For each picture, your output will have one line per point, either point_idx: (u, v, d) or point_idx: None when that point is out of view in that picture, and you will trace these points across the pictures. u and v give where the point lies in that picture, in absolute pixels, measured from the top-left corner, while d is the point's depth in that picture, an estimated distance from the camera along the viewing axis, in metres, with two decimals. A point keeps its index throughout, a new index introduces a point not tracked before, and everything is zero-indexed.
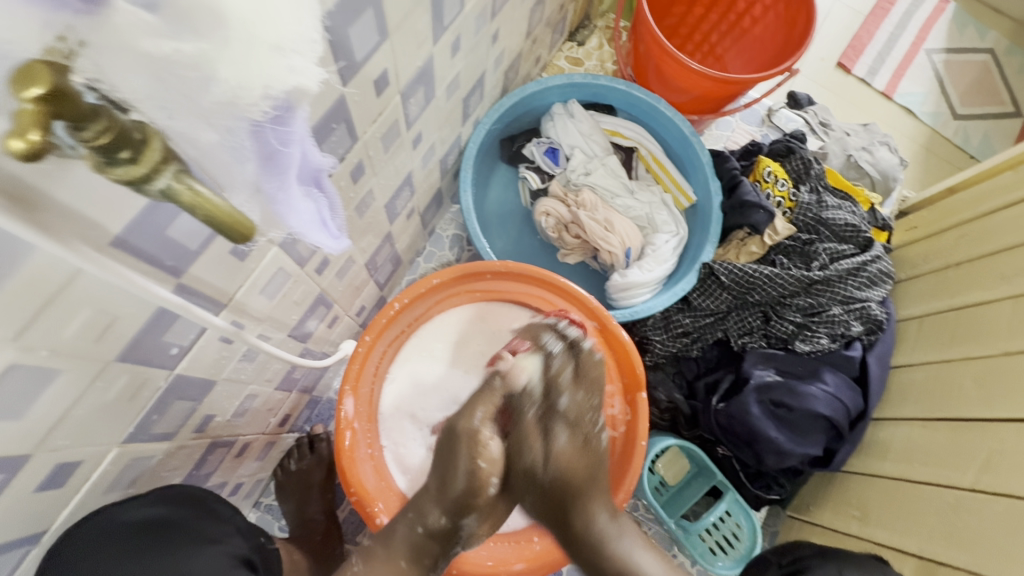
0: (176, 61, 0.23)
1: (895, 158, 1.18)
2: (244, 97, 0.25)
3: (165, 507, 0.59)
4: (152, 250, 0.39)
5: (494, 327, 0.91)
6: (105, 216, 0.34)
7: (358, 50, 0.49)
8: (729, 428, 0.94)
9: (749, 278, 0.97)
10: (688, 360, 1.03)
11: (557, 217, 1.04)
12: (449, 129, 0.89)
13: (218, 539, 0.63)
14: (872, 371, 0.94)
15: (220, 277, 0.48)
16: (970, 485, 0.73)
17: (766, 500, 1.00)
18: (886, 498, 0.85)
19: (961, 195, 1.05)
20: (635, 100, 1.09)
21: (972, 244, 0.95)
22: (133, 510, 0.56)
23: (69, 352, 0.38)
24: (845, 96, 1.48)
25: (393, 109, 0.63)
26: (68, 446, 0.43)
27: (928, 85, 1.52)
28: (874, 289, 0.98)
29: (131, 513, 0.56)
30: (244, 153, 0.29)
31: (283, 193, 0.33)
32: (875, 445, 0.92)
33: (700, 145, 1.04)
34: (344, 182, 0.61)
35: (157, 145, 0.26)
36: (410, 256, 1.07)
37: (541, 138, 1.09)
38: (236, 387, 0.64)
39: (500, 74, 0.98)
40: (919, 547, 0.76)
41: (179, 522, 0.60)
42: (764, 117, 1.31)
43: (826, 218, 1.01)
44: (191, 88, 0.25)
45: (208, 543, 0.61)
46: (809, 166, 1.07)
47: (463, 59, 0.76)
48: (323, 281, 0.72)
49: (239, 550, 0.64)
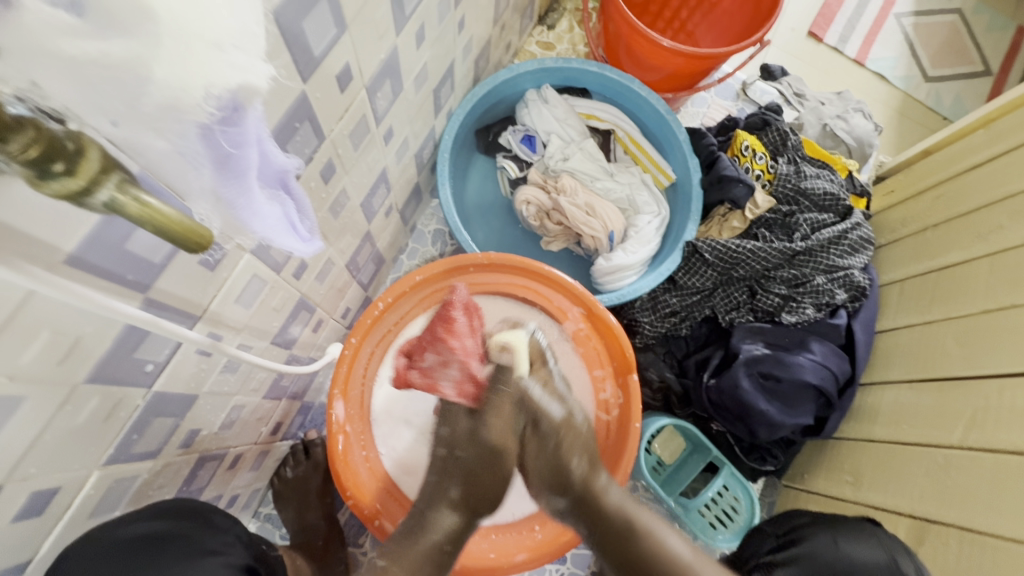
0: (101, 63, 0.22)
1: (870, 124, 1.18)
2: (185, 99, 0.24)
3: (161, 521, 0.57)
4: (111, 266, 0.37)
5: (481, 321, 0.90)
6: (55, 233, 0.32)
7: (316, 46, 0.47)
8: (721, 404, 0.94)
9: (733, 253, 0.97)
10: (677, 339, 1.03)
11: (537, 205, 1.03)
12: (421, 122, 0.87)
13: (216, 550, 0.60)
14: (858, 337, 0.95)
15: (189, 289, 0.47)
16: (958, 443, 0.75)
17: (762, 472, 1.01)
18: (878, 461, 0.86)
19: (935, 157, 1.06)
20: (608, 82, 1.07)
21: (948, 204, 0.96)
22: (128, 527, 0.54)
23: (32, 377, 0.36)
24: (818, 66, 1.48)
25: (360, 105, 0.62)
26: (41, 472, 0.42)
27: (899, 49, 1.52)
28: (856, 256, 0.99)
29: (126, 528, 0.54)
30: (194, 158, 0.28)
31: (243, 198, 0.32)
32: (865, 410, 0.93)
33: (676, 123, 1.04)
34: (314, 184, 0.59)
35: (94, 155, 0.25)
36: (393, 254, 1.06)
37: (516, 126, 1.08)
38: (220, 400, 0.63)
39: (470, 63, 0.97)
40: (910, 507, 0.78)
41: (178, 535, 0.58)
42: (739, 92, 1.30)
43: (806, 189, 1.01)
44: (128, 94, 0.24)
45: (205, 555, 0.59)
46: (786, 137, 1.07)
47: (429, 48, 0.74)
48: (303, 285, 0.71)
49: (238, 560, 0.62)
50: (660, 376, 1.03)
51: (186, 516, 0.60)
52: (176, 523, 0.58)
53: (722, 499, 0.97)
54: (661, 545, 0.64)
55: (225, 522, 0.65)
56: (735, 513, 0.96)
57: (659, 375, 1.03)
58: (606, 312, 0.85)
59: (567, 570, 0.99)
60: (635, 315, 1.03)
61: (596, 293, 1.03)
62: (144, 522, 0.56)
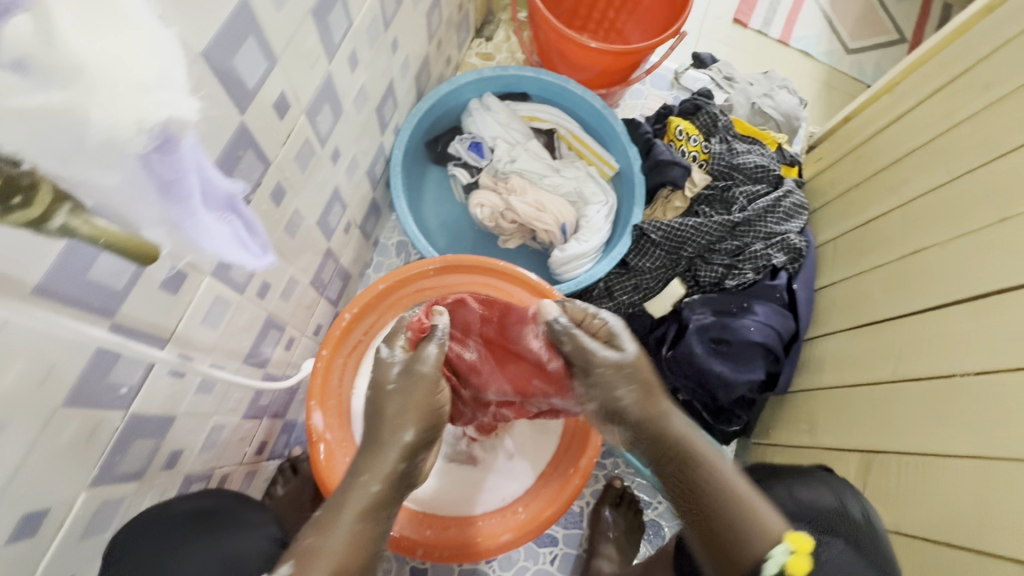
0: (47, 112, 0.26)
1: (794, 99, 1.27)
2: (120, 135, 0.28)
3: (200, 500, 0.67)
4: (77, 295, 0.41)
5: None
6: (22, 268, 0.36)
7: (248, 79, 0.52)
8: (681, 372, 1.00)
9: (677, 231, 1.03)
10: (639, 318, 1.08)
11: (491, 207, 1.07)
12: (368, 140, 0.92)
13: (258, 522, 0.71)
14: (798, 295, 1.01)
15: (154, 312, 0.50)
16: (890, 378, 0.81)
17: (732, 434, 1.07)
18: (827, 407, 0.92)
19: (853, 122, 1.14)
20: (545, 84, 1.14)
21: (864, 163, 1.04)
22: (189, 502, 0.66)
23: (13, 401, 0.39)
24: (745, 50, 1.57)
25: (302, 128, 0.66)
26: (30, 495, 0.44)
27: (819, 26, 1.62)
28: (792, 221, 1.06)
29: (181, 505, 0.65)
30: (142, 187, 0.33)
31: (191, 218, 0.38)
32: (813, 360, 0.99)
33: (612, 116, 1.10)
34: (266, 206, 0.64)
35: (46, 186, 0.29)
36: (359, 268, 1.09)
37: (463, 134, 1.14)
38: (199, 421, 0.66)
39: (411, 80, 1.02)
40: (856, 443, 0.84)
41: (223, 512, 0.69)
42: (673, 81, 1.38)
43: (738, 164, 1.08)
44: (72, 135, 0.27)
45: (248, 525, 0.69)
46: (716, 119, 1.14)
47: (365, 70, 0.79)
48: (269, 304, 0.75)
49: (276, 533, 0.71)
50: None
51: (230, 496, 0.71)
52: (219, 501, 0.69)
53: None
54: (752, 512, 0.61)
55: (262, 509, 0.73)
56: None
57: None
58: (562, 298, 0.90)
59: (560, 552, 1.02)
60: (594, 301, 1.08)
61: (556, 284, 1.08)
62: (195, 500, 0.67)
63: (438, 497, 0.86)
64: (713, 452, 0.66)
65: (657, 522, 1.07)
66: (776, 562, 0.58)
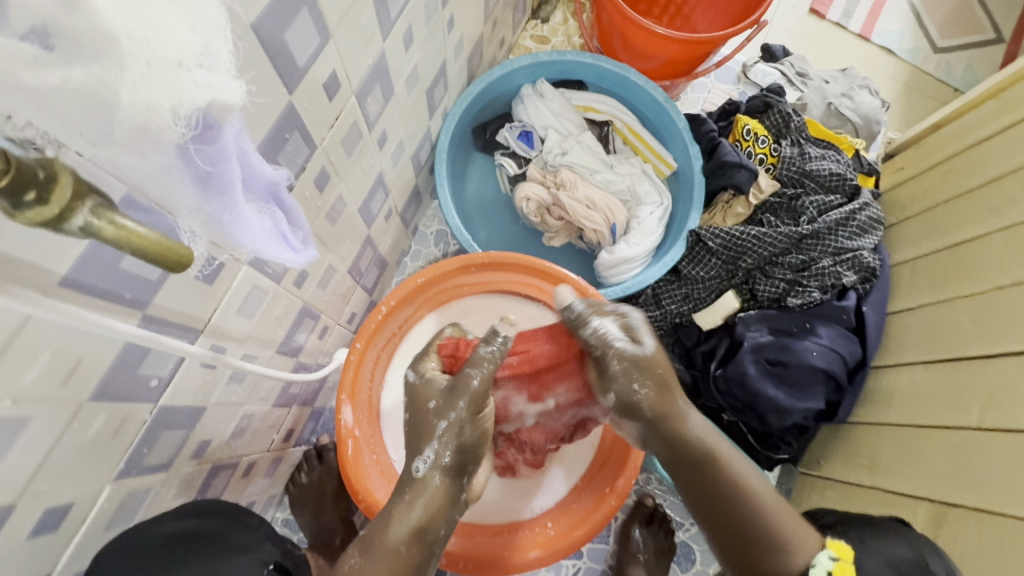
0: (68, 91, 0.22)
1: (876, 101, 1.15)
2: (155, 120, 0.24)
3: (195, 519, 0.61)
4: (107, 286, 0.38)
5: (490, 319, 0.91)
6: (49, 259, 0.33)
7: (299, 56, 0.47)
8: (730, 393, 0.94)
9: (738, 241, 0.96)
10: (686, 329, 1.02)
11: (538, 201, 1.02)
12: (416, 124, 0.87)
13: (249, 547, 0.64)
14: (869, 319, 0.93)
15: (189, 303, 0.47)
16: (976, 425, 0.73)
17: (778, 460, 1.00)
18: (896, 446, 0.84)
19: (944, 131, 1.03)
20: (604, 72, 1.06)
21: (958, 178, 0.93)
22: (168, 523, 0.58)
23: (37, 396, 0.37)
24: (821, 43, 1.44)
25: (351, 110, 0.62)
26: (51, 490, 0.42)
27: (905, 20, 1.47)
28: (866, 237, 0.97)
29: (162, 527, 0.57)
30: (176, 176, 0.29)
31: (228, 212, 0.34)
32: (880, 392, 0.91)
33: (675, 111, 1.02)
34: (309, 192, 0.60)
35: (66, 181, 0.25)
36: (396, 256, 1.06)
37: (513, 122, 1.08)
38: (228, 411, 0.63)
39: (463, 62, 0.96)
40: (928, 491, 0.76)
41: (211, 533, 0.62)
42: (740, 75, 1.28)
43: (811, 170, 0.99)
44: (99, 118, 0.24)
45: (239, 551, 0.63)
46: (788, 119, 1.05)
47: (418, 50, 0.74)
48: (306, 293, 0.71)
49: (269, 556, 0.66)
50: None
51: (218, 515, 0.64)
52: (207, 521, 0.62)
53: None
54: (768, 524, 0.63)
55: (255, 522, 0.69)
56: None
57: None
58: (610, 306, 0.85)
59: (584, 565, 0.96)
60: (639, 308, 1.03)
61: (600, 287, 1.02)
62: (180, 520, 0.59)
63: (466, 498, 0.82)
64: (752, 473, 0.66)
65: (688, 545, 0.99)
66: (822, 568, 0.62)
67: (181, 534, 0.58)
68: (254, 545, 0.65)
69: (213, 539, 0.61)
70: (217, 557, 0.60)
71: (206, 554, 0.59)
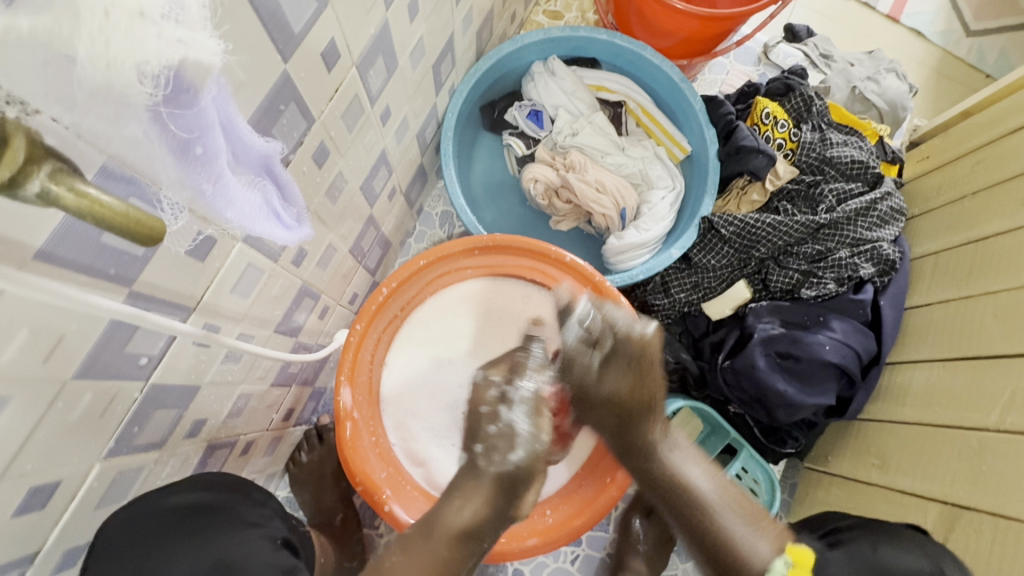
0: (10, 41, 0.20)
1: (903, 85, 1.10)
2: (122, 84, 0.23)
3: (208, 493, 0.62)
4: (88, 261, 0.36)
5: (493, 304, 0.89)
6: (22, 231, 0.31)
7: (295, 21, 0.45)
8: (737, 386, 0.91)
9: (752, 229, 0.92)
10: (695, 318, 1.00)
11: (546, 183, 0.99)
12: (422, 100, 0.84)
13: (257, 522, 0.64)
14: (885, 314, 0.90)
15: (178, 280, 0.45)
16: (995, 426, 0.70)
17: (783, 455, 0.98)
18: (907, 445, 0.82)
19: (974, 119, 0.98)
20: (618, 50, 1.02)
21: (989, 168, 0.88)
22: (176, 496, 0.58)
23: (15, 374, 0.36)
24: (847, 24, 1.38)
25: (352, 82, 0.59)
26: (37, 469, 0.41)
27: (938, 1, 1.40)
28: (885, 228, 0.93)
29: (172, 499, 0.58)
30: (155, 145, 0.27)
31: (213, 185, 0.32)
32: (894, 390, 0.89)
33: (691, 92, 0.98)
34: (306, 168, 0.57)
35: (20, 144, 0.22)
36: (400, 237, 1.04)
37: (522, 101, 1.04)
38: (224, 390, 0.62)
39: (472, 36, 0.92)
40: (939, 492, 0.74)
41: (221, 507, 0.62)
42: (761, 55, 1.23)
43: (831, 157, 0.95)
44: (57, 77, 0.22)
45: (249, 526, 0.63)
46: (810, 103, 1.00)
47: (424, 21, 0.70)
48: (305, 272, 0.69)
49: (279, 532, 0.66)
50: (675, 357, 0.99)
51: (228, 489, 0.65)
52: (215, 495, 0.62)
53: (740, 481, 0.95)
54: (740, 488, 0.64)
55: (262, 498, 0.69)
56: (755, 495, 0.93)
57: (675, 356, 1.00)
58: (616, 293, 0.82)
59: (583, 552, 0.96)
60: (647, 296, 1.00)
61: (608, 274, 1.00)
62: (189, 493, 0.60)
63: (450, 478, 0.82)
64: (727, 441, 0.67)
65: None
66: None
67: (189, 509, 0.59)
68: (266, 521, 0.65)
69: (223, 514, 0.61)
70: (224, 531, 0.60)
71: (212, 528, 0.59)
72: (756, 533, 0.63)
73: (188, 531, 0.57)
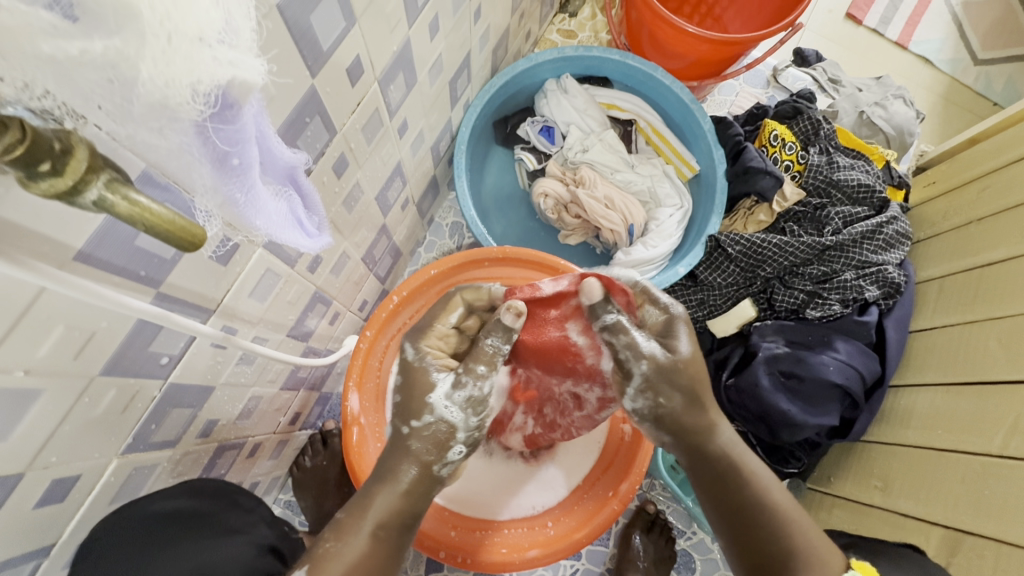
0: (84, 62, 0.22)
1: (910, 112, 1.12)
2: (174, 97, 0.24)
3: (192, 499, 0.63)
4: (122, 262, 0.38)
5: None
6: (66, 232, 0.33)
7: (324, 39, 0.47)
8: (741, 404, 0.92)
9: (758, 248, 0.94)
10: (700, 336, 1.01)
11: (555, 198, 1.01)
12: (437, 114, 0.86)
13: (239, 529, 0.67)
14: (889, 336, 0.91)
15: (202, 282, 0.47)
16: (997, 451, 0.71)
17: (786, 474, 0.98)
18: (908, 468, 0.83)
19: (981, 146, 0.99)
20: (630, 70, 1.04)
21: (994, 197, 0.89)
22: (161, 502, 0.59)
23: (47, 369, 0.37)
24: (856, 50, 1.40)
25: (373, 97, 0.61)
26: (59, 462, 0.43)
27: (945, 30, 1.42)
28: (891, 252, 0.94)
29: (157, 505, 0.58)
30: (195, 156, 0.29)
31: (244, 193, 0.33)
32: (897, 413, 0.89)
33: (700, 112, 1.00)
34: (326, 178, 0.59)
35: (81, 154, 0.24)
36: (410, 246, 1.06)
37: (535, 117, 1.07)
38: (237, 391, 0.64)
39: (488, 53, 0.95)
40: (942, 516, 0.74)
41: (206, 512, 0.64)
42: (770, 78, 1.25)
43: (838, 180, 0.96)
44: (119, 92, 0.24)
45: (229, 534, 0.65)
46: (819, 126, 1.01)
47: (443, 39, 0.73)
48: (318, 279, 0.71)
49: (263, 539, 0.69)
50: None
51: (211, 495, 0.65)
52: (201, 501, 0.64)
53: None
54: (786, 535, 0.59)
55: (251, 503, 0.71)
56: None
57: None
58: None
59: (582, 567, 0.95)
60: None
61: (614, 289, 1.01)
62: (171, 499, 0.60)
63: (463, 495, 0.81)
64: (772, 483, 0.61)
65: (689, 553, 0.96)
66: None
67: (172, 514, 0.60)
68: (247, 528, 0.68)
69: (206, 520, 0.64)
70: (203, 538, 0.63)
71: (194, 535, 0.62)
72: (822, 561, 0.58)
73: (166, 540, 0.59)
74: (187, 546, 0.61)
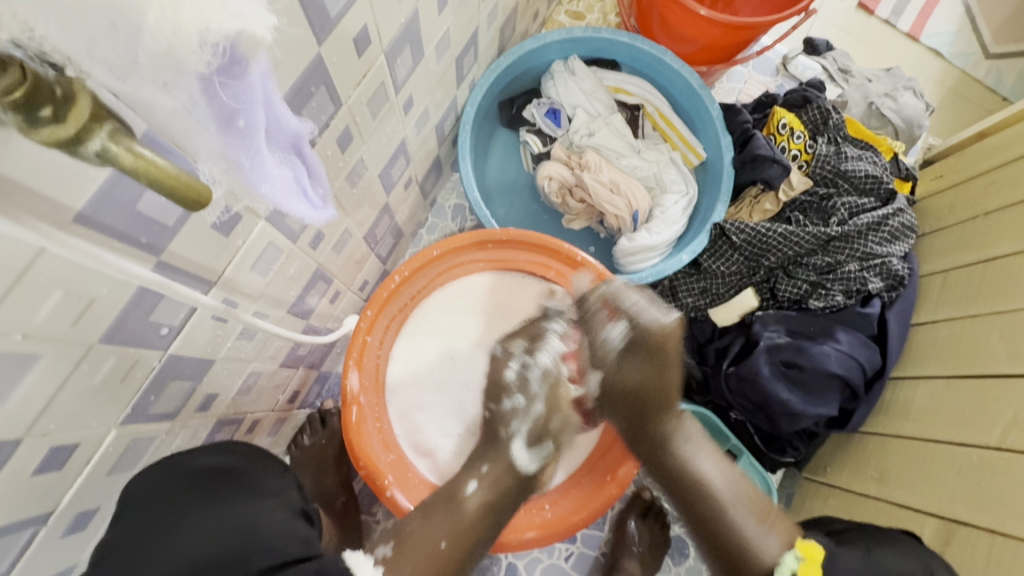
0: (86, 4, 0.21)
1: (920, 104, 1.10)
2: (179, 47, 0.23)
3: (231, 457, 0.63)
4: (121, 227, 0.37)
5: (484, 302, 0.89)
6: (63, 192, 0.32)
7: (331, 5, 0.45)
8: (740, 392, 0.92)
9: (763, 237, 0.93)
10: (700, 323, 1.01)
11: (560, 181, 1.01)
12: (443, 92, 0.84)
13: (274, 492, 0.64)
14: (891, 328, 0.91)
15: (203, 253, 0.46)
16: (995, 444, 0.71)
17: (782, 463, 0.99)
18: (905, 459, 0.83)
19: (989, 140, 0.98)
20: (638, 53, 1.03)
21: (1001, 191, 0.89)
22: (201, 458, 0.61)
23: (46, 334, 0.36)
24: (867, 40, 1.38)
25: (379, 70, 0.60)
26: (58, 430, 0.42)
27: (957, 22, 1.41)
28: (895, 244, 0.93)
29: (193, 462, 0.60)
30: (199, 116, 0.28)
31: (250, 159, 0.32)
32: (896, 405, 0.89)
33: (709, 98, 0.99)
34: (331, 151, 0.58)
35: (84, 103, 0.24)
36: (412, 228, 1.05)
37: (541, 98, 1.05)
38: (237, 366, 0.63)
39: (496, 31, 0.93)
40: (936, 507, 0.75)
41: (244, 471, 0.63)
42: (779, 67, 1.24)
43: (846, 170, 0.95)
44: (122, 41, 0.23)
45: (263, 494, 0.62)
46: (827, 115, 1.00)
47: (452, 14, 0.71)
48: (320, 256, 0.70)
49: (296, 503, 0.65)
50: (679, 362, 1.01)
51: (249, 454, 0.65)
52: (240, 460, 0.64)
53: None
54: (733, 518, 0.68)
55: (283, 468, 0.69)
56: None
57: (678, 361, 1.01)
58: None
59: (577, 550, 0.95)
60: (655, 299, 1.02)
61: (617, 274, 1.01)
62: (213, 455, 0.62)
63: None
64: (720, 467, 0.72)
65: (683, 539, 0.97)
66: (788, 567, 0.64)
67: (213, 469, 0.61)
68: (283, 491, 0.65)
69: (243, 479, 0.62)
70: (236, 500, 0.59)
71: (234, 491, 0.60)
72: (767, 531, 0.67)
73: (201, 499, 0.58)
74: (228, 504, 0.59)
